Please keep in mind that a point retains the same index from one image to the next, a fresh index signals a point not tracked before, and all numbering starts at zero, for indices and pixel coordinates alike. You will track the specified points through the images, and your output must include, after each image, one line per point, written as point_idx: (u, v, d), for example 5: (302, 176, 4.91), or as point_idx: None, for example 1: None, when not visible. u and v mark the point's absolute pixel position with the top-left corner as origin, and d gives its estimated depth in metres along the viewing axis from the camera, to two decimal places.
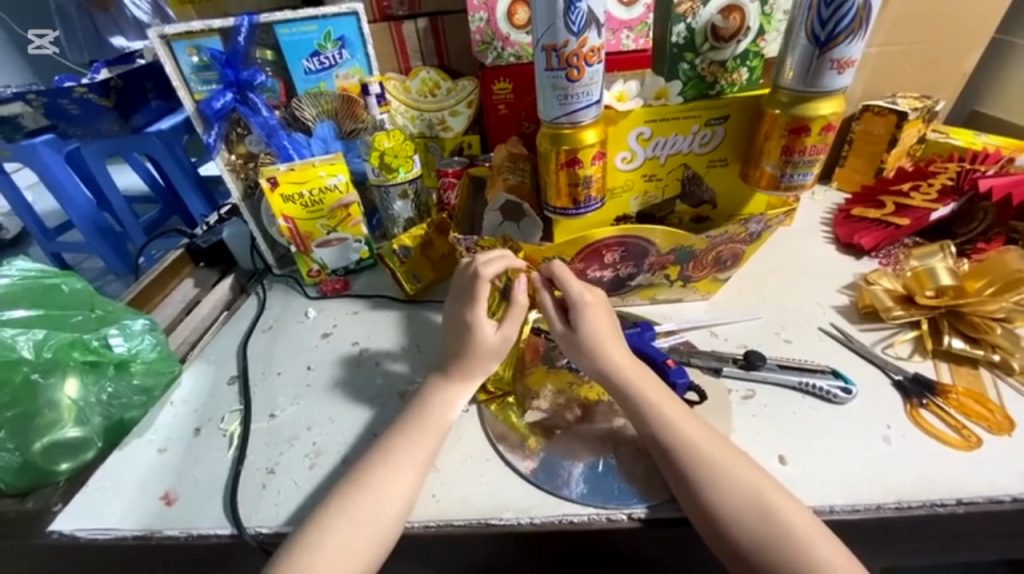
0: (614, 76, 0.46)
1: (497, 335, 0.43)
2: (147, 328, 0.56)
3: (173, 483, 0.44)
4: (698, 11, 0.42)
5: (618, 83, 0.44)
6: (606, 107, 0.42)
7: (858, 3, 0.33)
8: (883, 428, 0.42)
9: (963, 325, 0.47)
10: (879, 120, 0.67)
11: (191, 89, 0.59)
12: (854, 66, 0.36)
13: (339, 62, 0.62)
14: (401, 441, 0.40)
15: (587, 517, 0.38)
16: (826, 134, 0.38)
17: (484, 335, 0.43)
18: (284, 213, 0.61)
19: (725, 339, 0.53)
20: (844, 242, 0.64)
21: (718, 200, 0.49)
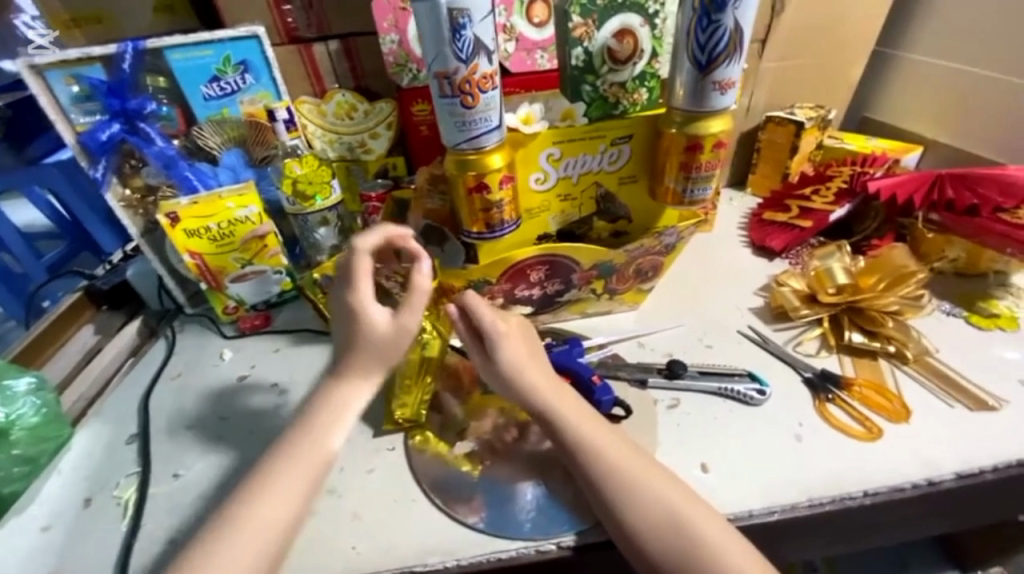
0: (521, 99, 0.46)
1: (387, 319, 0.41)
2: (33, 388, 0.48)
3: (57, 567, 0.40)
4: (593, 35, 0.42)
5: (524, 105, 0.45)
6: (512, 130, 0.42)
7: (730, 27, 0.35)
8: (795, 426, 0.44)
9: (862, 320, 0.51)
10: (780, 129, 0.73)
11: (71, 121, 0.53)
12: (735, 86, 0.38)
13: (243, 87, 0.58)
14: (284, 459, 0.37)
15: (516, 551, 0.37)
16: (719, 150, 0.40)
17: (373, 320, 0.41)
18: (189, 249, 0.57)
19: (652, 348, 0.54)
20: (759, 245, 0.68)
21: (633, 214, 0.50)
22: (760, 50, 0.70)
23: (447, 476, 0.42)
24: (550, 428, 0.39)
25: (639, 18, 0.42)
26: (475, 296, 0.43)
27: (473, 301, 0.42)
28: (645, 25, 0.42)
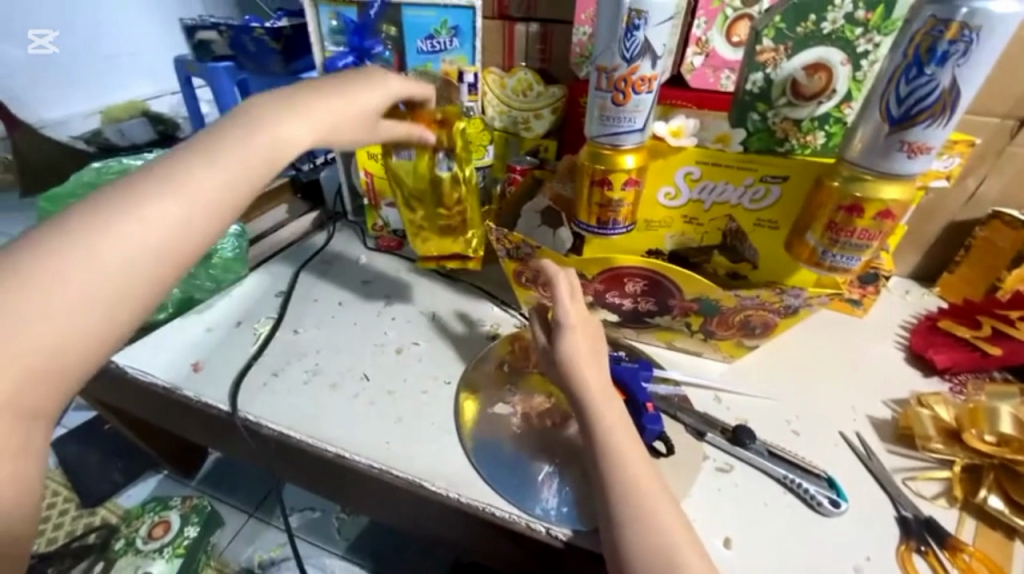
0: (677, 111, 0.46)
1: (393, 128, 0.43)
2: (236, 233, 0.65)
3: (203, 356, 0.54)
4: (781, 63, 0.39)
5: (678, 117, 0.44)
6: (655, 138, 0.43)
7: (943, 84, 0.30)
8: (860, 557, 0.37)
9: (1012, 485, 0.40)
10: (1008, 232, 0.59)
11: (323, 46, 0.68)
12: (929, 153, 0.32)
13: (448, 48, 0.68)
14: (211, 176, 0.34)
15: (509, 515, 0.39)
16: (883, 221, 0.35)
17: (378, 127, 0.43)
18: (365, 168, 0.68)
19: (727, 407, 0.49)
20: (916, 354, 0.57)
21: (760, 261, 0.46)
22: (1014, 130, 0.57)
23: (482, 422, 0.46)
24: (584, 420, 0.40)
25: (842, 55, 0.38)
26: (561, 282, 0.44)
27: (558, 284, 0.44)
28: (846, 64, 0.38)
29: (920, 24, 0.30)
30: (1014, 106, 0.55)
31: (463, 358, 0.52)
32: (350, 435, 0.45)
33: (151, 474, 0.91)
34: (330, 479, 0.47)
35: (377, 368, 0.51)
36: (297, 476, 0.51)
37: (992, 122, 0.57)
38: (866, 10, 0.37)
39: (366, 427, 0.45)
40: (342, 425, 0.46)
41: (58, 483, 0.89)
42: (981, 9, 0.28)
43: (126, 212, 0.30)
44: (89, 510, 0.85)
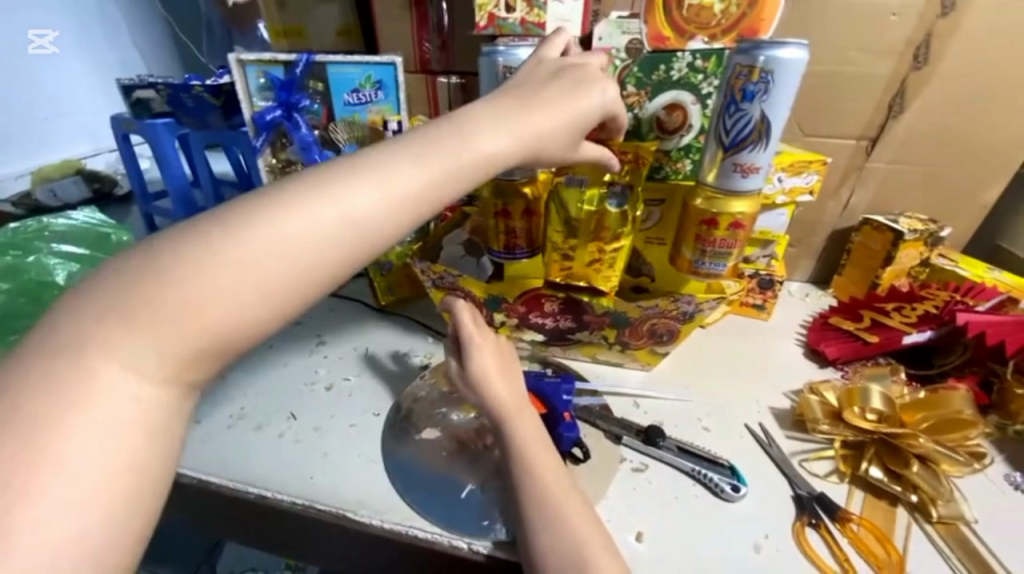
0: None
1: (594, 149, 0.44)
2: None
3: None
4: (644, 105, 0.46)
5: None
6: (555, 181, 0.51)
7: (755, 117, 0.37)
8: (759, 536, 0.40)
9: (890, 458, 0.45)
10: (877, 235, 0.67)
11: (252, 102, 0.73)
12: (759, 172, 0.39)
13: (373, 100, 0.73)
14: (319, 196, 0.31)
15: (431, 535, 0.40)
16: (736, 231, 0.41)
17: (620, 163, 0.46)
18: None
19: (644, 412, 0.53)
20: (812, 348, 0.63)
21: (656, 274, 0.52)
22: (867, 149, 0.66)
23: (411, 448, 0.47)
24: (502, 434, 0.42)
25: (691, 96, 0.45)
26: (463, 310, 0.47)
27: (458, 311, 0.47)
28: (696, 103, 0.45)
29: (732, 70, 0.37)
30: (864, 129, 0.65)
31: (393, 390, 0.54)
32: (274, 473, 0.44)
33: None
34: (255, 524, 0.46)
35: (303, 407, 0.51)
36: (223, 530, 0.49)
37: (849, 143, 0.66)
38: (703, 58, 0.44)
39: (289, 465, 0.45)
40: (265, 465, 0.45)
41: None
42: (772, 57, 0.35)
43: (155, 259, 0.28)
44: None
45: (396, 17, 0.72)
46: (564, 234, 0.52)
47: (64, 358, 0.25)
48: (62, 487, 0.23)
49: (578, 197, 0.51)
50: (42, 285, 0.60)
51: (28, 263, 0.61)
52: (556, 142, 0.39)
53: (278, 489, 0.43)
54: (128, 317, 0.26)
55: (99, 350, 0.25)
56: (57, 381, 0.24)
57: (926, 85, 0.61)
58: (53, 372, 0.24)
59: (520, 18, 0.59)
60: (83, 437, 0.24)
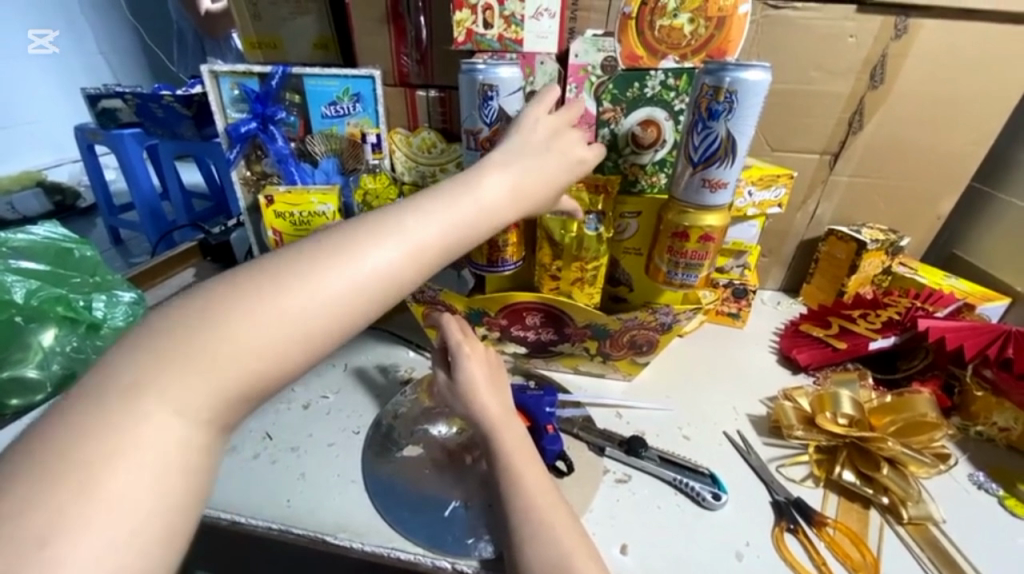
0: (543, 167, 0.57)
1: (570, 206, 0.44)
2: (131, 301, 0.66)
3: None
4: (620, 120, 0.47)
5: None
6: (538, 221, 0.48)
7: (722, 133, 0.38)
8: (740, 543, 0.41)
9: (862, 461, 0.46)
10: (841, 245, 0.71)
11: (226, 114, 0.72)
12: (727, 187, 0.40)
13: (352, 112, 0.73)
14: (352, 244, 0.30)
15: (414, 556, 0.39)
16: (706, 243, 0.42)
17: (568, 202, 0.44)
18: (273, 226, 0.70)
19: (626, 422, 0.53)
20: (785, 354, 0.65)
21: (634, 284, 0.53)
22: (830, 163, 0.70)
23: (388, 467, 0.46)
24: (487, 447, 0.42)
25: (665, 113, 0.46)
26: (452, 322, 0.47)
27: (446, 324, 0.47)
28: (669, 119, 0.46)
29: (700, 89, 0.39)
30: (826, 144, 0.68)
31: (374, 407, 0.53)
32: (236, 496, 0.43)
33: None
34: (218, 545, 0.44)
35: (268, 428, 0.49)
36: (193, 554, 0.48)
37: (813, 157, 0.69)
38: (674, 77, 0.46)
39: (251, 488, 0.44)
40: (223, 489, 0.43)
41: None
42: (737, 79, 0.37)
43: (164, 303, 0.28)
44: None
45: (374, 32, 0.72)
46: (549, 254, 0.50)
47: (169, 392, 0.24)
48: (117, 526, 0.21)
49: (562, 227, 0.47)
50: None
51: None
52: (548, 163, 0.39)
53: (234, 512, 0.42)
54: (215, 352, 0.26)
55: (188, 388, 0.25)
56: (147, 414, 0.24)
57: (884, 102, 0.65)
58: (148, 407, 0.24)
59: (497, 35, 0.60)
60: (160, 473, 0.23)
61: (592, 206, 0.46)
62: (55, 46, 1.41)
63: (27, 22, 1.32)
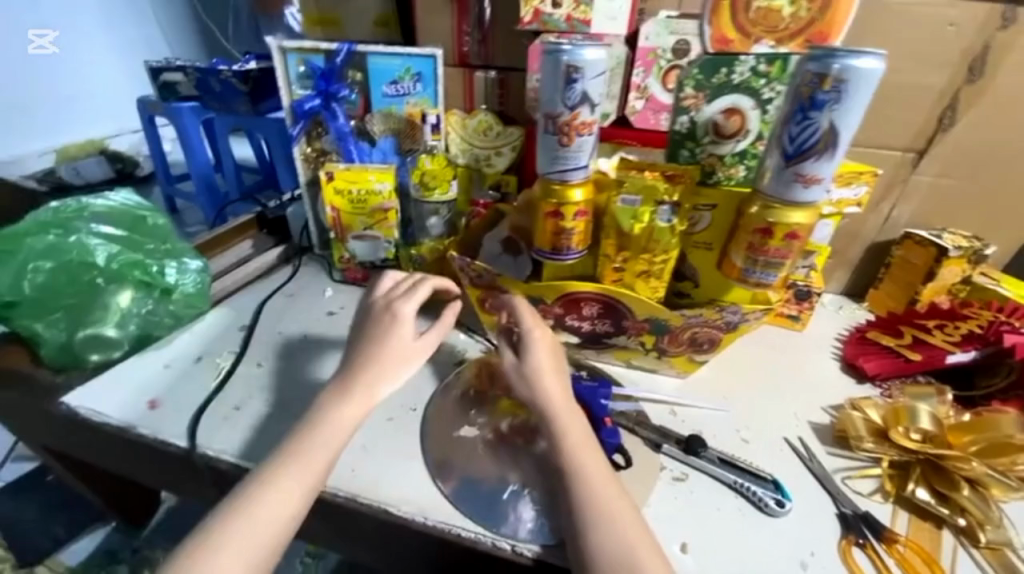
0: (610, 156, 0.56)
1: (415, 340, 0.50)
2: (198, 269, 0.68)
3: (159, 394, 0.54)
4: (702, 108, 0.45)
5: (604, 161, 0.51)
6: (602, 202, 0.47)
7: (824, 125, 0.36)
8: (805, 553, 0.39)
9: (937, 479, 0.44)
10: (918, 250, 0.66)
11: (291, 90, 0.72)
12: (822, 183, 0.38)
13: (412, 92, 0.72)
14: None
15: (474, 534, 0.40)
16: (792, 241, 0.40)
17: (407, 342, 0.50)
18: (332, 203, 0.71)
19: (682, 419, 0.52)
20: (849, 362, 0.62)
21: (700, 279, 0.51)
22: (914, 162, 0.65)
23: (444, 447, 0.47)
24: (547, 432, 0.42)
25: (751, 101, 0.44)
26: (523, 307, 0.50)
27: (518, 307, 0.50)
28: (756, 108, 0.44)
29: (802, 77, 0.36)
30: (911, 141, 0.63)
31: (429, 386, 0.53)
32: (253, 446, 0.48)
33: (99, 525, 0.87)
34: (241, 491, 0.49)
35: (290, 388, 0.55)
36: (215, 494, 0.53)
37: (895, 154, 0.65)
38: (767, 63, 0.43)
39: (266, 435, 0.50)
40: (239, 436, 0.49)
41: None
42: (847, 67, 0.34)
43: None
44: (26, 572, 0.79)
45: (436, 10, 0.71)
46: (614, 246, 0.48)
47: None
48: None
49: (630, 215, 0.45)
50: (83, 265, 0.59)
51: (69, 242, 0.59)
52: None
53: (245, 457, 0.47)
54: None
55: None
56: None
57: (983, 97, 0.59)
58: None
59: (566, 15, 0.58)
60: None
61: (667, 198, 0.44)
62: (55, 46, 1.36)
63: (27, 21, 1.27)
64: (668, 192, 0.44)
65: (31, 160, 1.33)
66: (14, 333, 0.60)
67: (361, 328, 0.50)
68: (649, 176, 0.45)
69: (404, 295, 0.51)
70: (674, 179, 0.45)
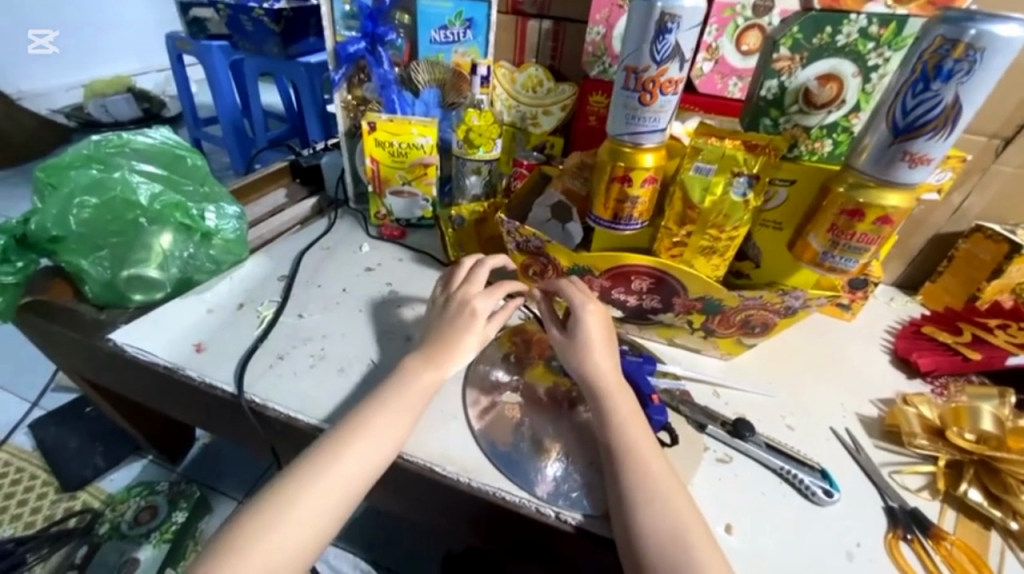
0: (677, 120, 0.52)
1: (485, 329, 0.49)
2: (237, 215, 0.67)
3: (205, 338, 0.55)
4: (795, 72, 0.41)
5: (676, 123, 0.50)
6: (676, 188, 0.44)
7: (946, 99, 0.33)
8: (851, 544, 0.39)
9: (990, 480, 0.43)
10: (989, 244, 0.62)
11: (335, 31, 0.67)
12: (931, 164, 0.35)
13: (462, 39, 0.69)
14: None
15: (519, 499, 0.40)
16: (882, 226, 0.37)
17: (475, 313, 0.49)
18: (372, 154, 0.68)
19: (725, 401, 0.51)
20: (900, 357, 0.60)
21: (762, 260, 0.49)
22: (999, 149, 0.60)
23: (485, 411, 0.47)
24: (598, 407, 0.42)
25: (854, 67, 0.40)
26: (571, 286, 0.48)
27: (567, 287, 0.48)
28: (857, 76, 0.40)
29: (930, 42, 0.33)
30: (1000, 126, 0.58)
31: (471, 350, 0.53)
32: (318, 401, 0.48)
33: (136, 458, 0.90)
34: (292, 442, 0.51)
35: (341, 344, 0.55)
36: (256, 437, 0.54)
37: (979, 140, 0.60)
38: (879, 25, 0.39)
39: (353, 399, 0.49)
40: (331, 401, 0.48)
41: (37, 466, 0.87)
42: (985, 32, 0.31)
43: None
44: (70, 495, 0.84)
45: None
46: (677, 218, 0.46)
47: None
48: None
49: (702, 187, 0.43)
50: (126, 204, 0.58)
51: (112, 178, 0.59)
52: None
53: (336, 419, 0.46)
54: None
55: None
56: None
57: None
58: None
59: None
60: None
61: (746, 169, 0.42)
62: (54, 46, 1.49)
63: (29, 23, 1.40)
64: (744, 164, 0.41)
65: (57, 94, 1.49)
66: (58, 267, 0.60)
67: (440, 331, 0.48)
68: (727, 142, 0.42)
69: (483, 293, 0.50)
70: (757, 148, 0.42)
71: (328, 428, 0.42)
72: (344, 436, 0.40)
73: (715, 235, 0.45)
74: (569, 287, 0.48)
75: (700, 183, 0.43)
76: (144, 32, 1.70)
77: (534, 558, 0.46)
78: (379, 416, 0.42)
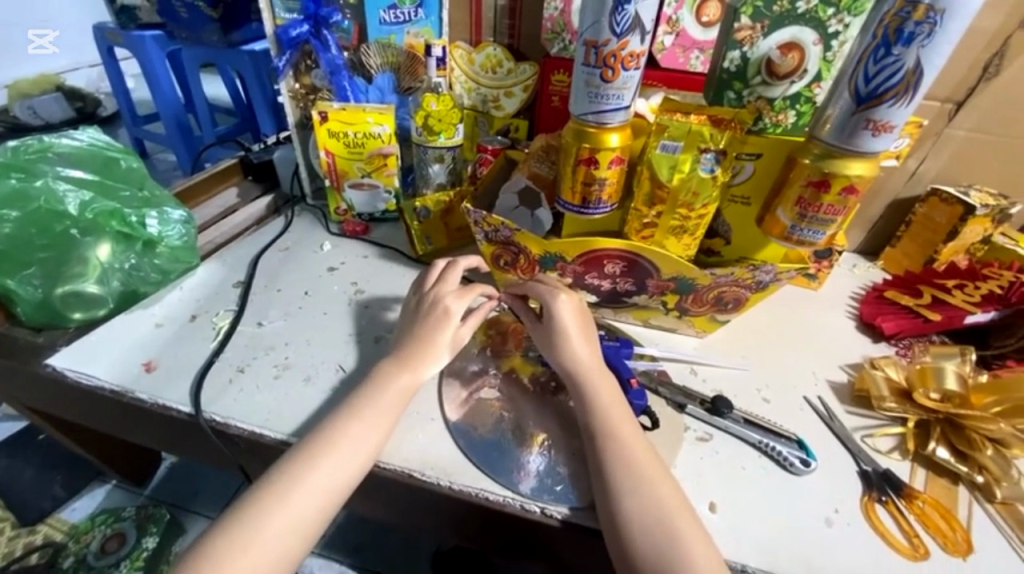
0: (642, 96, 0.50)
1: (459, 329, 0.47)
2: (182, 220, 0.62)
3: (156, 356, 0.51)
4: (757, 42, 0.40)
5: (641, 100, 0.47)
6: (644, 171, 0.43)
7: (907, 64, 0.32)
8: (829, 510, 0.40)
9: (956, 437, 0.44)
10: (943, 207, 0.63)
11: (275, 13, 0.61)
12: (892, 132, 0.35)
13: (413, 19, 0.65)
14: None
15: (502, 498, 0.39)
16: (847, 197, 0.37)
17: (447, 312, 0.47)
18: (326, 147, 0.64)
19: (702, 379, 0.51)
20: (865, 322, 0.61)
21: (732, 236, 0.48)
22: (951, 113, 0.61)
23: (462, 411, 0.45)
24: (579, 397, 0.41)
25: (814, 35, 0.39)
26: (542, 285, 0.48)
27: (537, 286, 0.48)
28: (818, 44, 0.39)
29: (892, 5, 0.32)
30: (952, 91, 0.59)
31: None
32: (284, 414, 0.46)
33: (98, 485, 0.85)
34: (260, 458, 0.48)
35: (305, 352, 0.52)
36: (221, 455, 0.51)
37: (934, 105, 0.61)
38: None
39: (324, 411, 0.47)
40: (300, 414, 0.46)
41: None
42: None
43: None
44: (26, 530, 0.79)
45: None
46: (646, 199, 0.45)
47: None
48: None
49: (670, 164, 0.42)
50: (53, 214, 0.53)
51: (34, 187, 0.53)
52: None
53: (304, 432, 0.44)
54: None
55: None
56: None
57: None
58: None
59: None
60: None
61: (713, 144, 0.41)
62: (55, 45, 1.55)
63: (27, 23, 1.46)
64: (710, 139, 0.41)
65: None
66: None
67: (412, 333, 0.46)
68: (693, 117, 0.41)
69: (456, 292, 0.48)
70: (721, 122, 0.41)
71: (297, 442, 0.39)
72: (313, 450, 0.38)
73: (685, 215, 0.45)
74: (542, 285, 0.48)
75: (668, 161, 0.42)
76: (68, 19, 1.54)
77: (521, 553, 0.45)
78: (350, 427, 0.39)
